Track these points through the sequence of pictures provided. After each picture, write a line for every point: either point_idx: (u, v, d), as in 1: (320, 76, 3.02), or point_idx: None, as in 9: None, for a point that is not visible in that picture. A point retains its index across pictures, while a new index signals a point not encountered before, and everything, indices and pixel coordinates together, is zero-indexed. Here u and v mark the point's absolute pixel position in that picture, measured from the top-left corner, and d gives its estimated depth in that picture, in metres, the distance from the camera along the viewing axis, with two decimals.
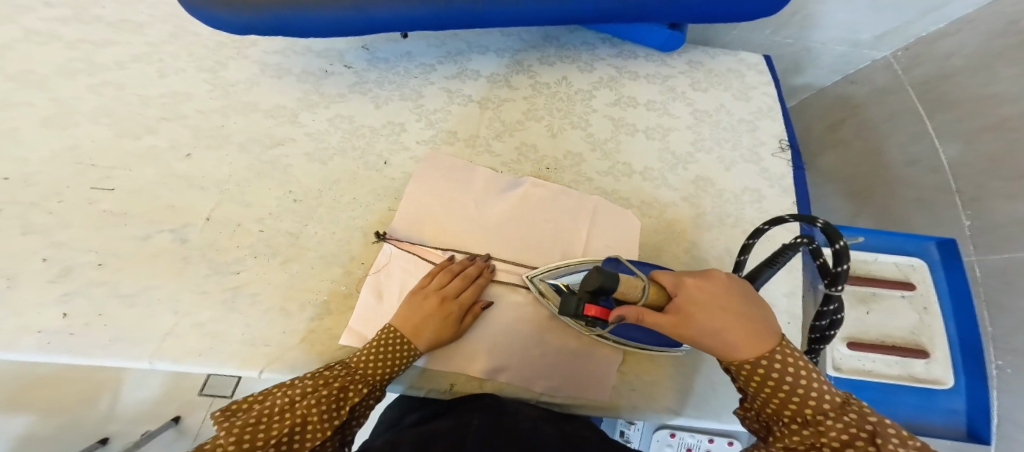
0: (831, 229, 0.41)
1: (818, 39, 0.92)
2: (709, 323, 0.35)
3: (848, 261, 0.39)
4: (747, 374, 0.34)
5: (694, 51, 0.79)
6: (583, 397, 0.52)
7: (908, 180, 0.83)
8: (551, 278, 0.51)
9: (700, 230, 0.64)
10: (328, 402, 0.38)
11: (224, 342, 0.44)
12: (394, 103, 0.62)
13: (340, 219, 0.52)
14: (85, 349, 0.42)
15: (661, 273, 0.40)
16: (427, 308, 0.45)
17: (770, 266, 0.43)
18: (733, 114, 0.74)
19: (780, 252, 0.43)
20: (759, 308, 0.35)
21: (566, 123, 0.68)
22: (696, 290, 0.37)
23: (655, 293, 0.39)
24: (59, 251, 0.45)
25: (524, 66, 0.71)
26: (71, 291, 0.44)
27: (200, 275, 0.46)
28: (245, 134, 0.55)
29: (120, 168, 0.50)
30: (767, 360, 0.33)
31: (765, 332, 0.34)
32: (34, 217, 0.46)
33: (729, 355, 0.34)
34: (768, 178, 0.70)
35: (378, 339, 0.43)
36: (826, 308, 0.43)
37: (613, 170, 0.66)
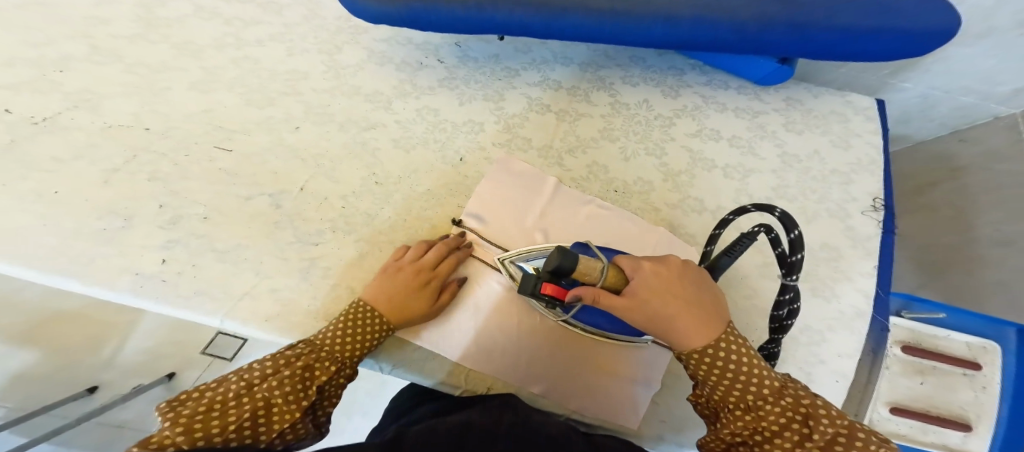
0: (786, 218, 0.39)
1: (940, 88, 0.83)
2: (660, 310, 0.37)
3: (802, 251, 0.39)
4: (696, 362, 0.36)
5: (797, 88, 0.74)
6: (613, 422, 0.52)
7: (1006, 265, 0.75)
8: (519, 261, 0.50)
9: (765, 280, 0.61)
10: (293, 384, 0.39)
11: (292, 309, 0.47)
12: (478, 102, 0.64)
13: (414, 208, 0.55)
14: (174, 295, 0.46)
15: (622, 256, 0.40)
16: (401, 283, 0.46)
17: (728, 255, 0.42)
18: (827, 163, 0.69)
19: (736, 241, 0.41)
20: (712, 296, 0.38)
21: (640, 148, 0.67)
22: (655, 277, 0.38)
23: (614, 276, 0.39)
24: (175, 201, 0.51)
25: (606, 83, 0.71)
26: (175, 238, 0.49)
27: (284, 240, 0.50)
28: (346, 114, 0.59)
29: (239, 132, 0.56)
30: (714, 349, 0.35)
31: (714, 320, 0.36)
32: (162, 167, 0.52)
33: (682, 342, 0.36)
34: (853, 237, 0.65)
35: (352, 311, 0.45)
36: (784, 296, 0.43)
37: (683, 203, 0.65)
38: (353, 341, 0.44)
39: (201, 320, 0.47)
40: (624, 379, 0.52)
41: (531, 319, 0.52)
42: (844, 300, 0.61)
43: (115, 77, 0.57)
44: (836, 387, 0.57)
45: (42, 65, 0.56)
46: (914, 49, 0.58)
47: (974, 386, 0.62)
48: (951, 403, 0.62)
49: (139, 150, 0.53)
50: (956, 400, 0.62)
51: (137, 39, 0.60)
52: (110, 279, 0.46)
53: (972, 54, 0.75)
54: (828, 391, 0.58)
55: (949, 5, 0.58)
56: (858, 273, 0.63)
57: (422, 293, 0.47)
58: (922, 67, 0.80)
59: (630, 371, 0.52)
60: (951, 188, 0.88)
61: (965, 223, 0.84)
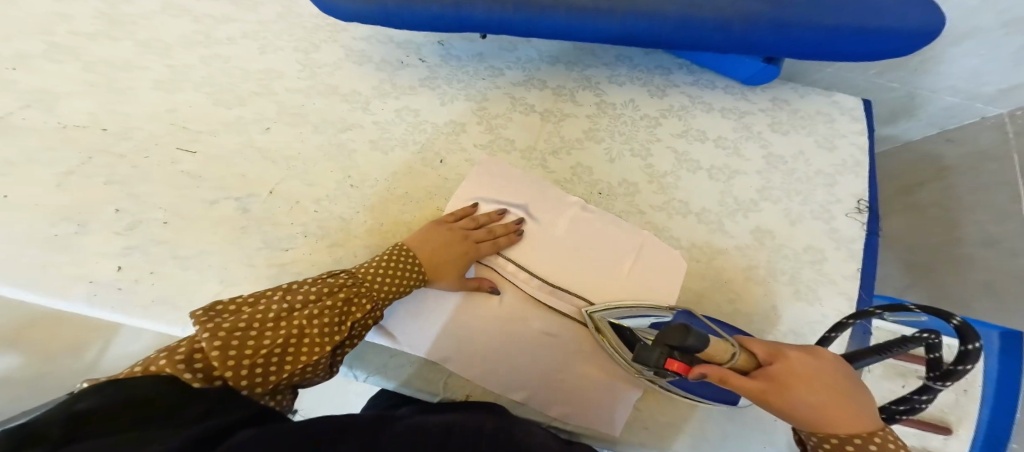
0: (967, 328, 0.35)
1: (926, 88, 0.83)
2: (800, 392, 0.34)
3: (976, 363, 0.34)
4: (831, 449, 0.32)
5: (783, 88, 0.74)
6: (593, 429, 0.51)
7: (987, 265, 0.75)
8: (610, 317, 0.50)
9: (749, 283, 0.61)
10: (331, 314, 0.39)
11: None
12: (460, 102, 0.63)
13: (390, 211, 0.53)
14: (132, 304, 0.45)
15: (751, 340, 0.39)
16: (453, 247, 0.48)
17: (876, 354, 0.40)
18: (811, 164, 0.69)
19: (896, 341, 0.39)
20: (861, 392, 0.34)
21: (626, 149, 0.66)
22: (792, 357, 0.36)
23: (745, 359, 0.37)
24: (135, 206, 0.49)
25: (592, 82, 0.70)
26: (133, 244, 0.47)
27: (252, 246, 0.49)
28: (321, 115, 0.57)
29: (207, 133, 0.54)
30: (862, 439, 0.31)
31: (863, 414, 0.33)
32: (121, 169, 0.50)
33: (821, 429, 0.33)
34: (836, 239, 0.65)
35: (395, 257, 0.46)
36: (916, 395, 0.37)
37: (667, 205, 0.64)
38: (395, 282, 0.44)
39: (163, 330, 0.45)
40: (607, 386, 0.51)
41: (512, 325, 0.51)
42: (827, 303, 0.60)
43: (76, 76, 0.55)
44: None
45: None
46: (900, 49, 0.57)
47: (955, 388, 0.60)
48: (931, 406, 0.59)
49: (96, 151, 0.51)
50: (936, 403, 0.59)
51: (99, 36, 0.58)
52: (63, 287, 0.45)
53: (956, 55, 0.75)
54: None
55: (933, 1, 0.58)
56: (840, 275, 0.62)
57: (466, 256, 0.49)
58: (908, 67, 0.80)
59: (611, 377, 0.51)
60: (935, 188, 0.89)
61: (948, 224, 0.84)
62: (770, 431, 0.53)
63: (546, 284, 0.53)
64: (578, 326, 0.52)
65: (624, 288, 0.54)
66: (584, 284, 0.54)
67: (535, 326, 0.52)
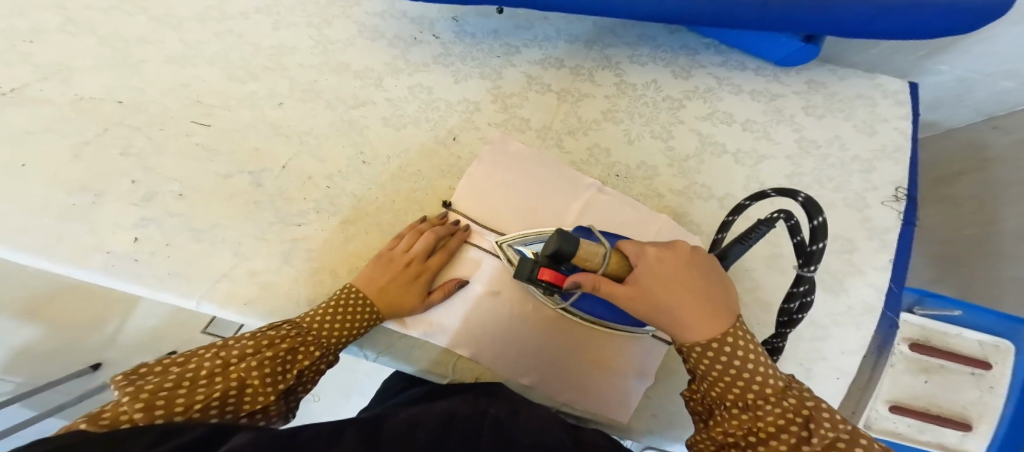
0: (810, 204, 0.37)
1: None
2: (660, 298, 0.35)
3: (824, 239, 0.36)
4: (697, 357, 0.33)
5: (820, 68, 0.69)
6: (601, 416, 0.51)
7: None
8: (518, 245, 0.48)
9: (772, 272, 0.60)
10: (272, 365, 0.38)
11: (271, 294, 0.47)
12: (474, 80, 0.61)
13: (402, 188, 0.53)
14: (148, 276, 0.46)
15: (626, 243, 0.39)
16: (397, 278, 0.46)
17: (742, 243, 0.41)
18: (847, 150, 0.66)
19: (753, 227, 0.41)
20: (720, 290, 0.35)
21: (647, 131, 0.64)
22: (658, 264, 0.36)
23: (616, 262, 0.38)
24: (150, 177, 0.50)
25: (613, 62, 0.67)
26: (149, 216, 0.48)
27: (265, 220, 0.49)
28: (334, 91, 0.56)
29: (220, 107, 0.54)
30: (717, 342, 0.32)
31: (719, 312, 0.34)
32: (136, 140, 0.51)
33: (680, 333, 0.34)
34: (869, 229, 0.63)
35: (340, 297, 0.44)
36: (797, 288, 0.39)
37: (689, 190, 0.62)
38: (342, 323, 0.43)
39: (178, 303, 0.46)
40: (621, 373, 0.51)
41: (526, 309, 0.50)
42: (852, 294, 0.60)
43: (91, 49, 0.55)
44: (832, 378, 0.58)
45: (10, 36, 0.55)
46: (953, 25, 0.53)
47: (980, 385, 0.61)
48: (952, 402, 0.61)
49: (111, 123, 0.52)
50: (959, 400, 0.61)
51: (112, 9, 0.58)
52: (81, 257, 0.46)
53: None
54: (828, 387, 0.58)
55: None
56: (869, 267, 0.61)
57: (414, 281, 0.46)
58: None
59: (618, 363, 0.51)
60: (978, 178, 0.84)
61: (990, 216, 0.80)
62: None
63: None
64: None
65: None
66: None
67: (549, 312, 0.50)
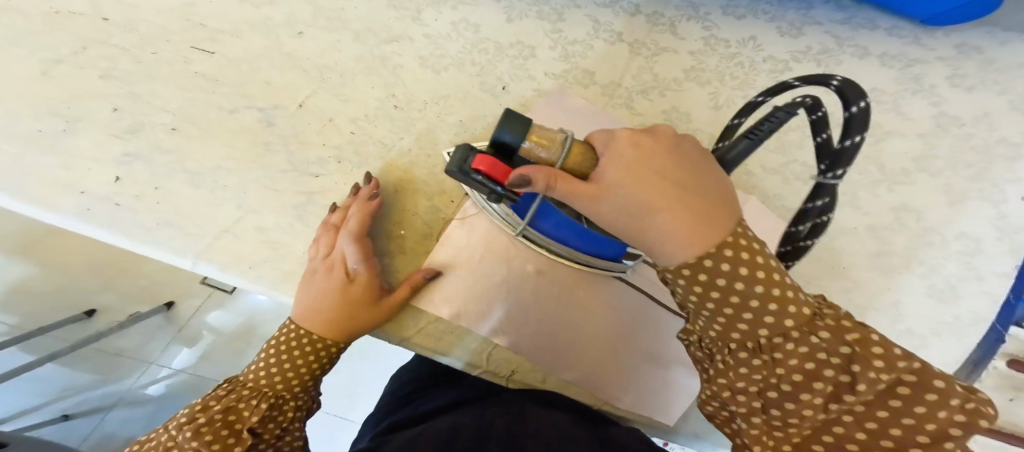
0: (850, 86, 0.29)
1: None
2: (633, 199, 0.24)
3: (863, 131, 0.28)
4: (685, 283, 0.24)
5: (983, 28, 0.54)
6: (651, 420, 0.45)
7: None
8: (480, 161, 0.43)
9: (874, 270, 0.51)
10: (214, 432, 0.35)
11: (284, 254, 0.44)
12: (529, 20, 0.51)
13: (439, 141, 0.46)
14: (131, 226, 0.44)
15: (596, 133, 0.28)
16: (327, 287, 0.39)
17: (750, 136, 0.29)
18: (999, 131, 0.52)
19: (765, 116, 0.29)
20: (716, 190, 0.25)
21: (738, 95, 0.53)
22: (631, 152, 0.25)
23: (578, 154, 0.26)
24: (135, 106, 0.45)
25: (700, 12, 0.54)
26: (135, 152, 0.45)
27: (277, 167, 0.45)
28: (362, 23, 0.48)
29: (227, 33, 0.47)
30: (711, 260, 0.22)
31: (716, 218, 0.23)
32: (121, 63, 0.46)
33: (661, 252, 0.24)
34: (1000, 228, 0.51)
35: (285, 334, 0.40)
36: (813, 203, 0.32)
37: (788, 168, 0.51)
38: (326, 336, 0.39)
39: (170, 259, 0.44)
40: (679, 373, 0.44)
41: (575, 293, 0.43)
42: (964, 302, 0.51)
43: None
44: None
45: None
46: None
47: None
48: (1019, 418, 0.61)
49: (92, 42, 0.46)
50: None
51: None
52: (53, 198, 0.44)
53: None
54: None
55: None
56: (990, 272, 0.51)
57: (349, 285, 0.39)
58: None
59: (677, 362, 0.44)
60: None
61: None
62: None
63: None
64: (657, 309, 0.44)
65: None
66: None
67: (601, 298, 0.43)
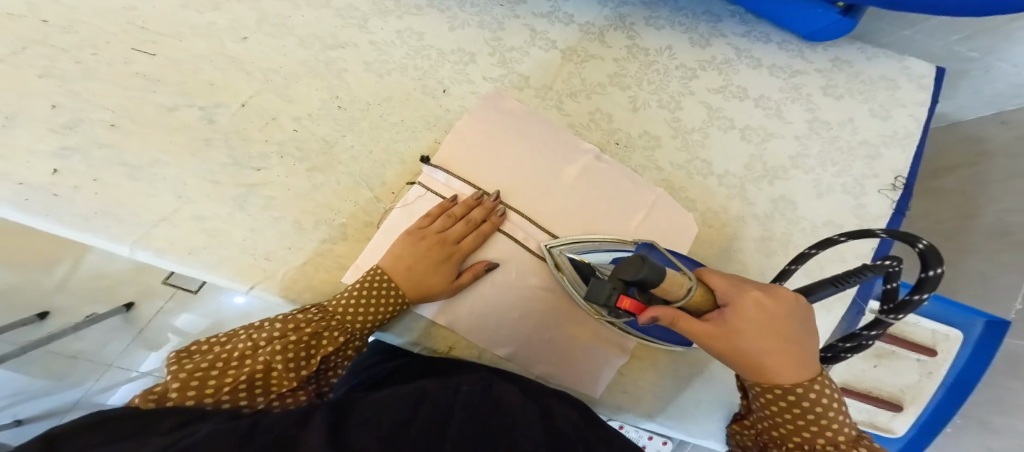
0: (932, 253, 0.34)
1: (1013, 59, 0.70)
2: (755, 344, 0.31)
3: (929, 291, 0.33)
4: (769, 398, 0.32)
5: (848, 47, 0.66)
6: (575, 389, 0.52)
7: (1002, 259, 0.73)
8: (570, 252, 0.47)
9: (761, 254, 0.59)
10: (296, 350, 0.38)
11: (220, 244, 0.45)
12: (472, 29, 0.56)
13: (382, 138, 0.50)
14: (62, 215, 0.43)
15: (710, 274, 0.35)
16: (431, 252, 0.44)
17: (835, 284, 0.38)
18: (858, 134, 0.63)
19: (855, 272, 0.38)
20: (809, 334, 0.33)
21: (653, 99, 0.60)
22: (764, 312, 0.32)
23: (700, 296, 0.34)
24: (73, 101, 0.46)
25: (627, 23, 0.62)
26: (72, 145, 0.45)
27: (216, 160, 0.46)
28: (309, 29, 0.51)
29: (169, 36, 0.49)
30: (802, 388, 0.31)
31: (810, 359, 0.32)
32: (59, 63, 0.46)
33: (772, 378, 0.32)
34: (861, 216, 0.61)
35: (368, 278, 0.43)
36: (868, 331, 0.36)
37: (689, 164, 0.60)
38: (369, 310, 0.42)
39: (109, 247, 0.44)
40: (601, 349, 0.51)
41: (507, 276, 0.48)
42: None
43: None
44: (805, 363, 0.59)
45: None
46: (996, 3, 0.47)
47: (920, 370, 0.60)
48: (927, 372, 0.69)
49: (30, 42, 0.46)
50: (896, 383, 0.60)
51: None
52: None
53: None
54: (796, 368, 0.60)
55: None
56: (853, 255, 0.60)
57: (442, 247, 0.44)
58: (1003, 33, 0.67)
59: (601, 338, 0.51)
60: (957, 170, 0.87)
61: (970, 210, 0.83)
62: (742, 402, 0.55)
63: (548, 235, 0.50)
64: None
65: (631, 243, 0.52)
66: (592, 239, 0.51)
67: (532, 281, 0.49)
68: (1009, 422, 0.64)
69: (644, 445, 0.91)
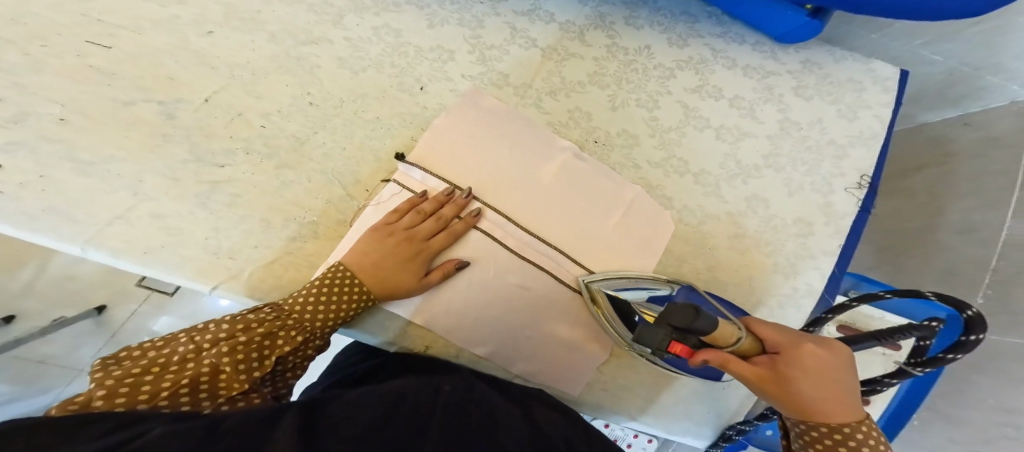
0: (975, 321, 0.40)
1: (969, 62, 0.74)
2: (805, 387, 0.37)
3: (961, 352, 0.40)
4: (814, 436, 0.36)
5: (818, 49, 0.68)
6: (550, 386, 0.52)
7: (966, 256, 0.77)
8: (608, 289, 0.50)
9: (734, 251, 0.60)
10: (246, 351, 0.37)
11: (181, 244, 0.44)
12: (450, 27, 0.55)
13: (355, 135, 0.50)
14: (6, 213, 0.41)
15: (759, 327, 0.41)
16: (397, 250, 0.43)
17: (877, 338, 0.43)
18: (827, 134, 0.65)
19: (903, 329, 0.42)
20: (853, 385, 0.38)
21: (631, 98, 0.61)
22: (811, 359, 0.37)
23: (750, 344, 0.40)
24: (20, 95, 0.43)
25: (606, 22, 0.62)
26: (17, 140, 0.42)
27: (177, 157, 0.45)
28: (280, 24, 0.50)
29: (131, 29, 0.47)
30: (848, 427, 0.35)
31: (853, 404, 0.37)
32: (7, 55, 0.44)
33: (819, 416, 0.36)
34: (828, 214, 0.63)
35: (330, 275, 0.42)
36: (891, 378, 0.44)
37: (666, 163, 0.61)
38: (329, 307, 0.41)
39: (59, 248, 0.42)
40: (574, 346, 0.52)
41: (485, 276, 0.48)
42: (801, 277, 0.61)
43: None
44: None
45: None
46: (974, 3, 0.48)
47: (884, 363, 0.62)
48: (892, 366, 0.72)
49: None
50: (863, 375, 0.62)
51: None
52: None
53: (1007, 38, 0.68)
54: None
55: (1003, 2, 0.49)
56: (821, 251, 0.62)
57: (405, 244, 0.44)
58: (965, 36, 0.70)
59: (574, 335, 0.52)
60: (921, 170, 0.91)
61: (934, 209, 0.87)
62: (718, 397, 0.56)
63: (529, 235, 0.50)
64: (561, 288, 0.51)
65: (609, 240, 0.53)
66: (570, 238, 0.52)
67: (511, 280, 0.49)
68: (967, 411, 0.68)
69: (629, 443, 0.93)
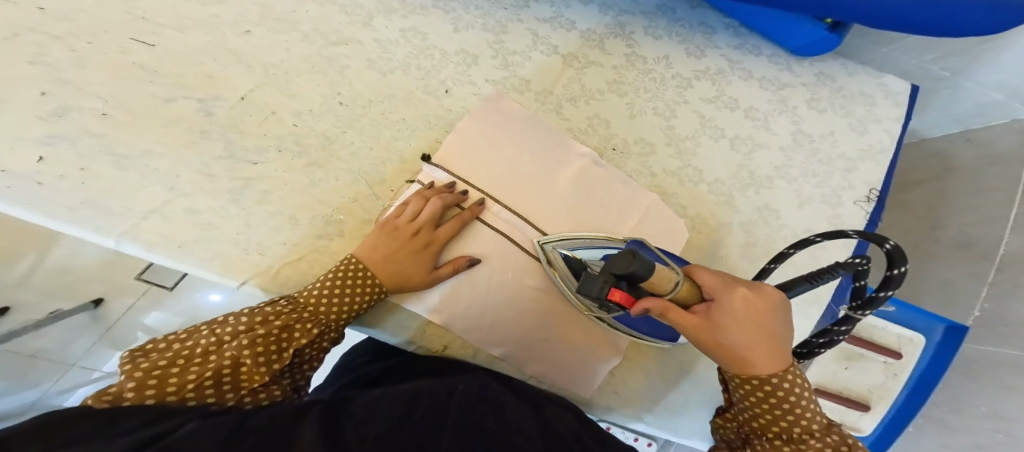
0: (895, 253, 0.39)
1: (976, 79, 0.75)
2: (739, 338, 0.35)
3: (892, 289, 0.39)
4: (749, 388, 0.36)
5: (833, 63, 0.69)
6: (562, 386, 0.53)
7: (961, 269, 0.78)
8: (563, 248, 0.49)
9: (744, 259, 0.61)
10: (265, 344, 0.38)
11: (212, 238, 0.44)
12: (475, 31, 0.56)
13: (382, 135, 0.51)
14: (42, 205, 0.42)
15: (698, 272, 0.39)
16: (409, 243, 0.44)
17: (810, 281, 0.42)
18: (837, 147, 0.66)
19: (828, 269, 0.42)
20: (785, 331, 0.37)
21: (648, 106, 0.62)
22: (746, 308, 0.36)
23: (689, 291, 0.37)
24: (63, 89, 0.44)
25: (626, 31, 0.63)
26: (59, 133, 0.43)
27: (211, 153, 0.46)
28: (312, 25, 0.51)
29: (170, 27, 0.48)
30: (777, 378, 0.35)
31: (782, 352, 0.36)
32: (52, 49, 0.45)
33: (748, 366, 0.36)
34: (837, 225, 0.64)
35: (343, 266, 0.43)
36: (837, 327, 0.42)
37: (681, 171, 0.62)
38: (345, 299, 0.42)
39: (94, 239, 0.43)
40: (584, 346, 0.52)
41: (503, 277, 0.49)
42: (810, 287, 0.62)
43: None
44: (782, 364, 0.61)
45: None
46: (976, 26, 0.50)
47: (885, 372, 0.63)
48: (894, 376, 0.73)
49: (21, 27, 0.45)
50: (866, 384, 0.63)
51: None
52: None
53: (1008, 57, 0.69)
54: None
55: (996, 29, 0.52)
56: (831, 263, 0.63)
57: (415, 237, 0.45)
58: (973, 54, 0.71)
59: (585, 337, 0.52)
60: (924, 184, 0.92)
61: (930, 219, 0.88)
62: None
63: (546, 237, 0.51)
64: None
65: None
66: None
67: (524, 280, 0.50)
68: (964, 422, 0.69)
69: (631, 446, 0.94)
